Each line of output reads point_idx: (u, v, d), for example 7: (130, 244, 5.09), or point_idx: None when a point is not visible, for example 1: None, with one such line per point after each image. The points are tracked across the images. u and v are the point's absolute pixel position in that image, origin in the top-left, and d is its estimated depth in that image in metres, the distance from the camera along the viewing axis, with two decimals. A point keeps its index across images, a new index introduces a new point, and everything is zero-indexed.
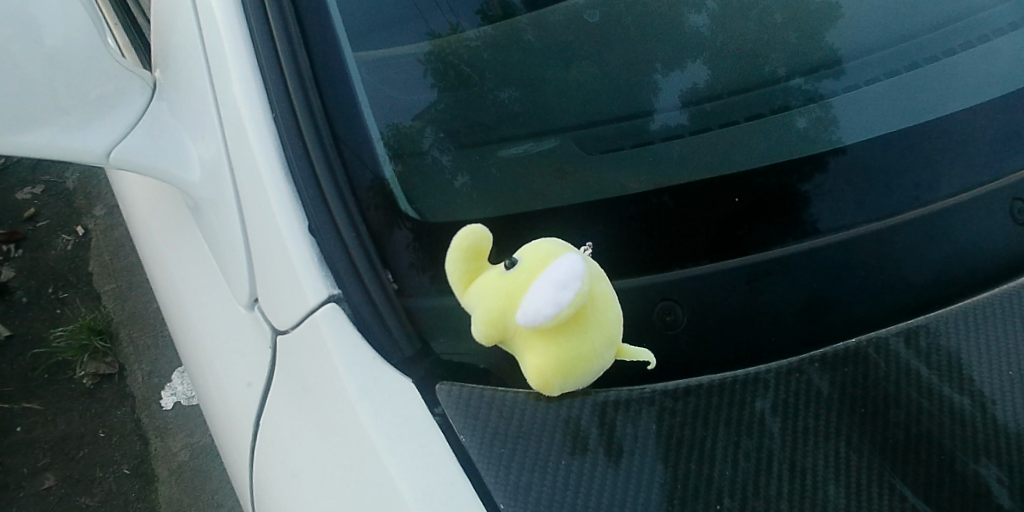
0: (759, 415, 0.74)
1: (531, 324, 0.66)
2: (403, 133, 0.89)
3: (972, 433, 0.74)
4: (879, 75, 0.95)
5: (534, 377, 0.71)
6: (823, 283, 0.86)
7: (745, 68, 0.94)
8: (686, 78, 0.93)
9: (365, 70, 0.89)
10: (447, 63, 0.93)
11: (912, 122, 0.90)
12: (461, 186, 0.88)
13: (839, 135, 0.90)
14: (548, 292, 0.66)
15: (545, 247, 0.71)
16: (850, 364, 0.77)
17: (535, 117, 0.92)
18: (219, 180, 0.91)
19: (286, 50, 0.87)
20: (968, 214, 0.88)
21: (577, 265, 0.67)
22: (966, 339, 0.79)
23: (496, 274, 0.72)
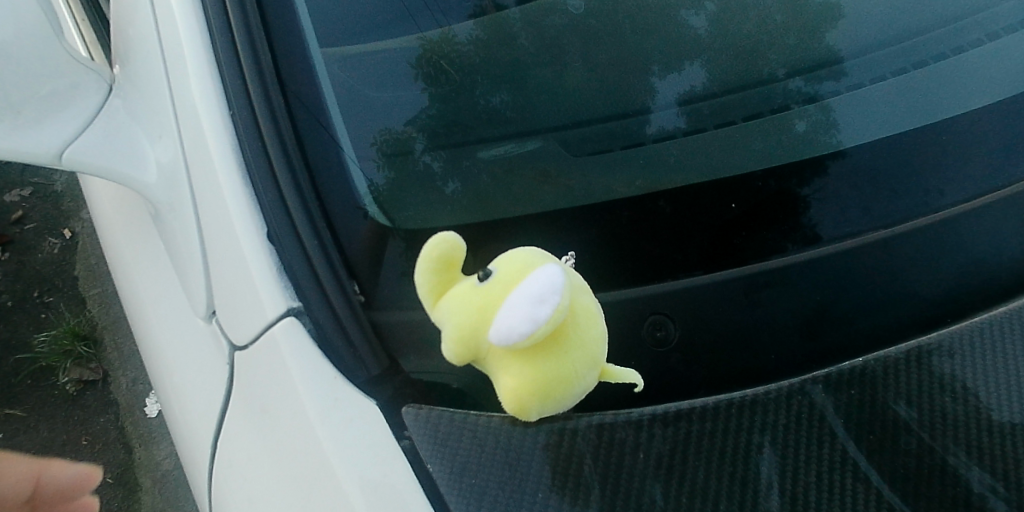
0: (757, 443, 0.67)
1: (505, 343, 0.59)
2: (398, 138, 0.82)
3: (993, 463, 0.67)
4: (888, 72, 0.87)
5: (509, 401, 0.64)
6: (825, 296, 0.79)
7: (741, 67, 0.87)
8: (682, 81, 0.85)
9: (339, 67, 0.84)
10: (438, 66, 0.84)
11: (918, 124, 0.83)
12: (454, 192, 0.81)
13: (838, 139, 0.83)
14: (525, 307, 0.59)
15: (523, 257, 0.64)
16: (857, 387, 0.70)
17: (523, 116, 0.84)
18: (178, 182, 0.84)
19: (246, 43, 0.81)
20: (982, 220, 0.82)
21: (557, 278, 0.60)
22: (985, 357, 0.72)
23: (469, 286, 0.65)
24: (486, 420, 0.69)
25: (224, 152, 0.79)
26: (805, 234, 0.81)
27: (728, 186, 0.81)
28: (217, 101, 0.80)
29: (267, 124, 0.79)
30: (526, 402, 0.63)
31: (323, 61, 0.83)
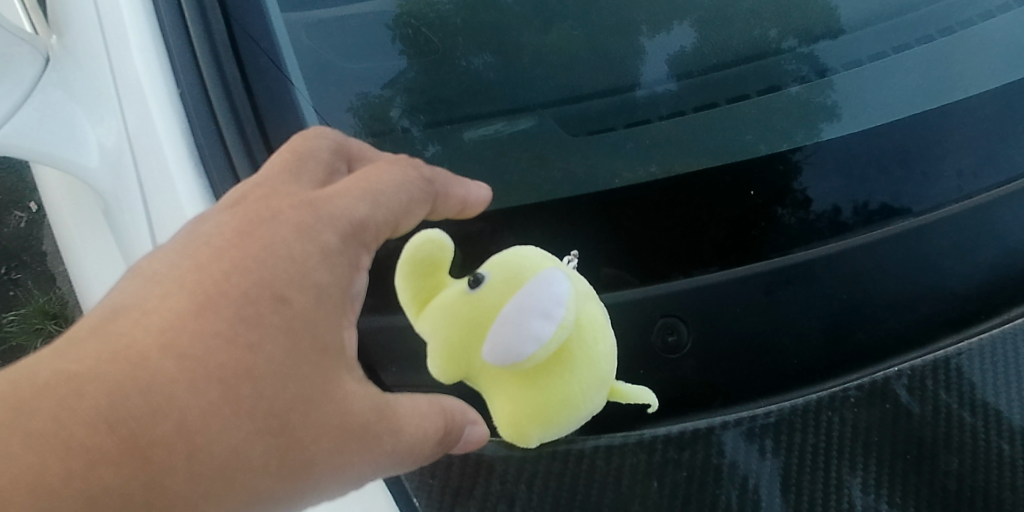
0: (786, 463, 0.67)
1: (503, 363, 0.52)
2: (375, 105, 0.72)
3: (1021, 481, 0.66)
4: (910, 40, 0.76)
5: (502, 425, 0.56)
6: (852, 297, 0.72)
7: (745, 30, 0.74)
8: (677, 45, 0.73)
9: (308, 34, 0.72)
10: (418, 28, 0.72)
11: (939, 101, 0.74)
12: (434, 157, 0.72)
13: (833, 98, 0.73)
14: (526, 323, 0.51)
15: (519, 260, 0.56)
16: (889, 402, 0.69)
17: (512, 89, 0.72)
18: (125, 174, 0.76)
19: (195, 18, 0.73)
20: (1017, 208, 0.75)
21: (561, 288, 0.52)
22: (1012, 370, 0.71)
23: (456, 293, 0.56)
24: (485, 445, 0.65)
25: (175, 144, 0.71)
26: (795, 199, 0.72)
27: (746, 171, 0.71)
28: (166, 86, 0.72)
29: (223, 114, 0.71)
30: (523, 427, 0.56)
31: (288, 32, 0.72)
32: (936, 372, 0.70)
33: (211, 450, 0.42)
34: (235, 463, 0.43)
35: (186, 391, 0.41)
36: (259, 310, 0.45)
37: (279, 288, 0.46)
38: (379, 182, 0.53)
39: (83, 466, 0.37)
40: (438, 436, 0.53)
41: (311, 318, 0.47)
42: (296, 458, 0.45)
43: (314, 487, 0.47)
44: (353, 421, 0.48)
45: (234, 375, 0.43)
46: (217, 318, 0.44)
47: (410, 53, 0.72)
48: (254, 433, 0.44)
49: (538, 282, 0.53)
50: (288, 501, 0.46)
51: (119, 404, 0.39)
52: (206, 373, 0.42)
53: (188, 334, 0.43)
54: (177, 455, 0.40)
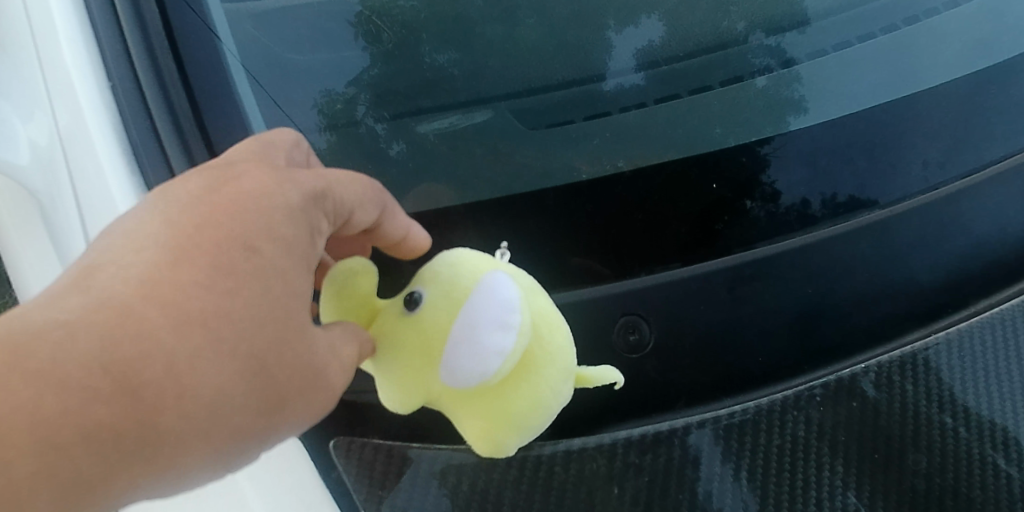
0: (751, 466, 0.65)
1: (470, 383, 0.48)
2: (340, 101, 0.69)
3: (991, 479, 0.65)
4: (875, 30, 0.74)
5: (485, 447, 0.53)
6: (817, 291, 0.70)
7: (706, 21, 0.72)
8: (639, 36, 0.70)
9: (254, 26, 0.69)
10: (380, 21, 0.69)
11: (904, 91, 0.73)
12: (399, 155, 0.69)
13: (800, 93, 0.71)
14: (482, 338, 0.47)
15: (451, 266, 0.51)
16: (856, 400, 0.67)
17: (470, 81, 0.70)
18: (57, 171, 0.71)
19: (128, 7, 0.69)
20: (982, 199, 0.74)
21: (508, 291, 0.48)
22: (987, 364, 0.69)
23: (398, 316, 0.51)
24: (438, 451, 0.62)
25: (105, 134, 0.66)
26: (763, 194, 0.70)
27: (711, 164, 0.69)
28: (92, 72, 0.67)
29: (158, 104, 0.67)
30: (506, 443, 0.52)
31: (230, 22, 0.69)
32: (904, 369, 0.68)
33: (194, 390, 0.40)
34: (216, 400, 0.41)
35: (172, 335, 0.40)
36: (231, 261, 0.43)
37: (246, 234, 0.44)
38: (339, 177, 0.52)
39: (77, 404, 0.37)
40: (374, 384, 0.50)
41: (282, 271, 0.45)
42: (273, 396, 0.44)
43: (285, 426, 0.45)
44: (322, 363, 0.46)
45: (209, 317, 0.41)
46: (193, 268, 0.42)
47: (367, 45, 0.69)
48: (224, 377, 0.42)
49: (483, 290, 0.49)
50: (260, 442, 0.44)
51: (112, 347, 0.38)
52: (174, 317, 0.41)
53: (167, 284, 0.41)
54: (165, 395, 0.39)
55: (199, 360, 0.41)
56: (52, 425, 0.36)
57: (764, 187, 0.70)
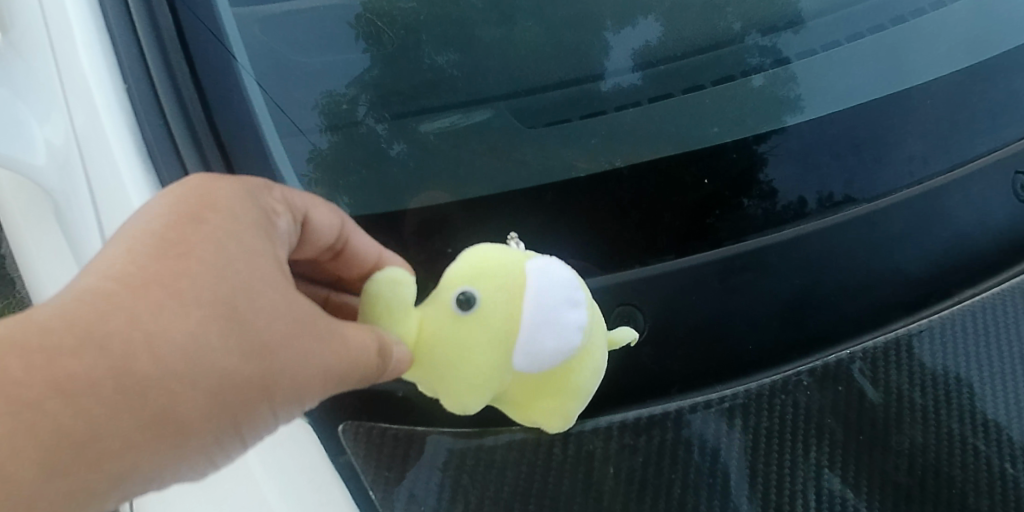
0: (740, 446, 0.67)
1: (556, 361, 0.52)
2: (340, 101, 0.72)
3: (974, 460, 0.68)
4: (863, 29, 0.78)
5: (549, 417, 0.57)
6: (807, 282, 0.72)
7: (703, 25, 0.76)
8: (637, 36, 0.74)
9: (263, 29, 0.73)
10: (382, 25, 0.73)
11: (892, 87, 0.76)
12: (399, 155, 0.71)
13: (796, 92, 0.75)
14: (564, 318, 0.51)
15: (488, 255, 0.52)
16: (842, 383, 0.70)
17: (469, 83, 0.73)
18: (74, 169, 0.74)
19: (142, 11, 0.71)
20: (967, 194, 0.76)
21: (562, 268, 0.52)
22: (971, 348, 0.73)
23: (452, 321, 0.50)
24: (442, 435, 0.65)
25: (119, 131, 0.69)
26: (761, 192, 0.73)
27: (707, 161, 0.73)
28: (109, 76, 0.70)
29: (170, 102, 0.69)
30: (571, 408, 0.57)
31: (238, 25, 0.72)
32: (886, 355, 0.72)
33: (169, 336, 0.38)
34: (195, 345, 0.39)
35: (131, 295, 0.38)
36: (181, 232, 0.42)
37: (194, 211, 0.44)
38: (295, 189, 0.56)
39: (41, 361, 0.35)
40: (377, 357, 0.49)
41: (235, 234, 0.44)
42: (260, 346, 0.42)
43: (285, 378, 0.43)
44: (301, 314, 0.45)
45: (175, 277, 0.40)
46: (143, 244, 0.41)
47: (369, 48, 0.72)
48: (256, 380, 0.41)
49: (542, 274, 0.51)
50: (262, 396, 0.42)
51: (68, 315, 0.37)
52: (198, 314, 0.40)
53: (120, 262, 0.40)
54: (136, 348, 0.37)
55: (210, 342, 0.39)
56: (20, 384, 0.34)
57: (763, 185, 0.73)
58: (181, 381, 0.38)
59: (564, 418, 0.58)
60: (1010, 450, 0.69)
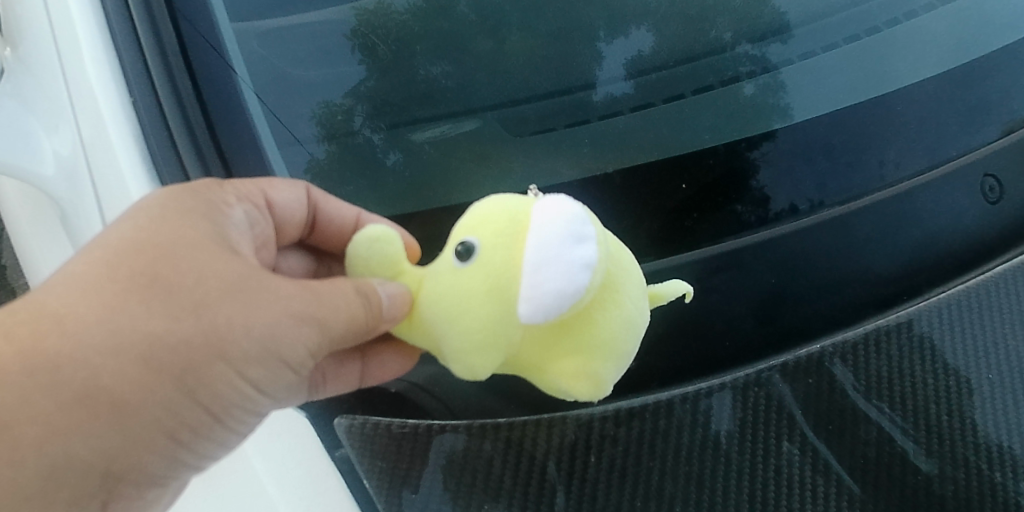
0: (716, 435, 0.70)
1: (567, 306, 0.48)
2: (337, 111, 0.76)
3: (950, 443, 0.71)
4: (838, 39, 0.84)
5: (578, 384, 0.54)
6: (782, 279, 0.78)
7: (693, 33, 0.81)
8: (629, 46, 0.79)
9: (259, 44, 0.77)
10: (376, 35, 0.77)
11: (869, 93, 0.83)
12: (394, 165, 0.76)
13: (787, 100, 0.81)
14: (569, 256, 0.48)
15: (499, 206, 0.54)
16: (813, 376, 0.73)
17: (459, 95, 0.77)
18: (81, 178, 0.78)
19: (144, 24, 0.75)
20: (935, 196, 0.82)
21: (571, 206, 0.50)
22: (954, 337, 0.75)
23: (457, 270, 0.53)
24: (431, 425, 0.69)
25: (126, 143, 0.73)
26: (754, 197, 0.79)
27: (697, 166, 0.78)
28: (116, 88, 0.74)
29: (173, 113, 0.73)
30: (601, 372, 0.54)
31: (238, 39, 0.76)
32: (856, 348, 0.75)
33: (96, 325, 0.50)
34: (120, 326, 0.50)
35: (69, 298, 0.50)
36: (135, 230, 0.54)
37: (151, 208, 0.55)
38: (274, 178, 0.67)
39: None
40: (361, 298, 0.57)
41: (182, 225, 0.55)
42: (190, 312, 0.52)
43: (223, 337, 0.53)
44: (237, 278, 0.55)
45: (114, 272, 0.52)
46: (101, 248, 0.53)
47: (364, 58, 0.77)
48: (197, 341, 0.52)
49: (544, 213, 0.50)
50: (192, 365, 0.52)
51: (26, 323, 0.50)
52: (130, 295, 0.51)
53: (75, 270, 0.52)
54: (68, 339, 0.49)
55: (139, 316, 0.51)
56: None
57: (755, 191, 0.79)
58: (101, 354, 0.49)
59: (597, 387, 0.54)
60: (978, 439, 0.71)
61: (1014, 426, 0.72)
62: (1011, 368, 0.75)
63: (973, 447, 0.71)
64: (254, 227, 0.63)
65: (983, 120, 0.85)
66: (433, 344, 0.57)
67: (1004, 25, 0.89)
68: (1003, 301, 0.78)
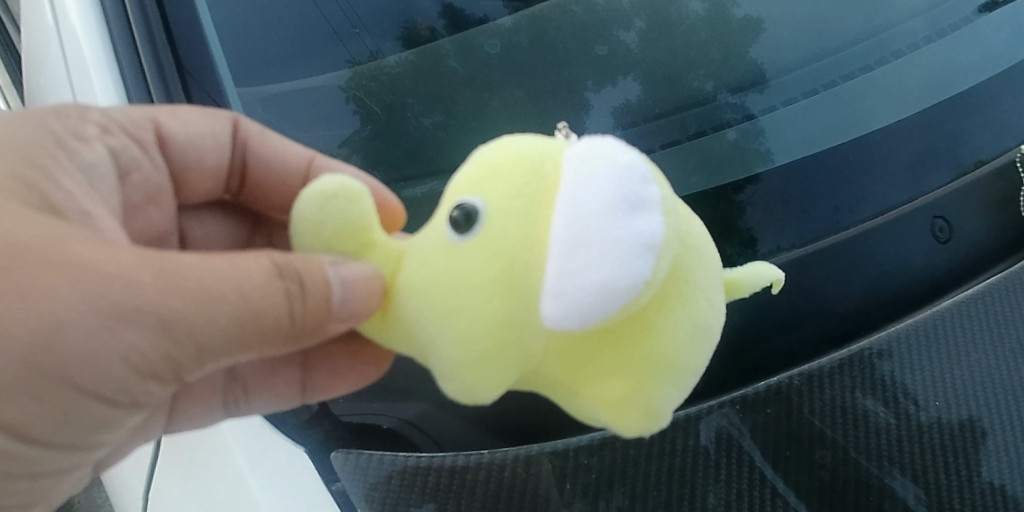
0: (688, 462, 0.78)
1: (618, 303, 0.44)
2: (332, 158, 0.98)
3: (902, 459, 0.78)
4: (797, 94, 0.98)
5: (619, 413, 0.50)
6: (743, 318, 0.87)
7: (677, 88, 0.99)
8: (618, 92, 0.99)
9: (262, 107, 1.00)
10: (367, 89, 1.00)
11: (841, 139, 0.94)
12: None
13: (766, 145, 0.94)
14: (623, 235, 0.43)
15: (517, 167, 0.50)
16: (772, 406, 0.81)
17: (438, 152, 0.97)
18: None
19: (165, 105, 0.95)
20: (892, 238, 0.89)
21: (627, 164, 0.45)
22: (909, 366, 0.83)
23: (463, 245, 0.49)
24: (419, 459, 0.79)
25: None
26: (743, 237, 0.91)
27: (700, 207, 0.91)
28: None
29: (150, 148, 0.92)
30: (651, 398, 0.49)
31: (242, 102, 0.99)
32: (809, 382, 0.82)
33: None
34: None
35: None
36: None
37: None
38: (186, 111, 0.84)
39: None
40: (285, 284, 0.60)
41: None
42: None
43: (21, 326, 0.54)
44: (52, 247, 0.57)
45: None
46: None
47: (358, 111, 0.99)
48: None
49: (586, 172, 0.46)
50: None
51: None
52: None
53: None
54: None
55: None
56: None
57: (743, 232, 0.91)
58: None
59: (645, 416, 0.50)
60: (952, 469, 0.78)
61: (985, 457, 0.79)
62: (961, 395, 0.82)
63: (965, 483, 0.77)
64: (125, 155, 0.78)
65: (936, 165, 0.93)
66: (409, 341, 0.56)
67: (951, 73, 0.98)
68: (953, 335, 0.85)
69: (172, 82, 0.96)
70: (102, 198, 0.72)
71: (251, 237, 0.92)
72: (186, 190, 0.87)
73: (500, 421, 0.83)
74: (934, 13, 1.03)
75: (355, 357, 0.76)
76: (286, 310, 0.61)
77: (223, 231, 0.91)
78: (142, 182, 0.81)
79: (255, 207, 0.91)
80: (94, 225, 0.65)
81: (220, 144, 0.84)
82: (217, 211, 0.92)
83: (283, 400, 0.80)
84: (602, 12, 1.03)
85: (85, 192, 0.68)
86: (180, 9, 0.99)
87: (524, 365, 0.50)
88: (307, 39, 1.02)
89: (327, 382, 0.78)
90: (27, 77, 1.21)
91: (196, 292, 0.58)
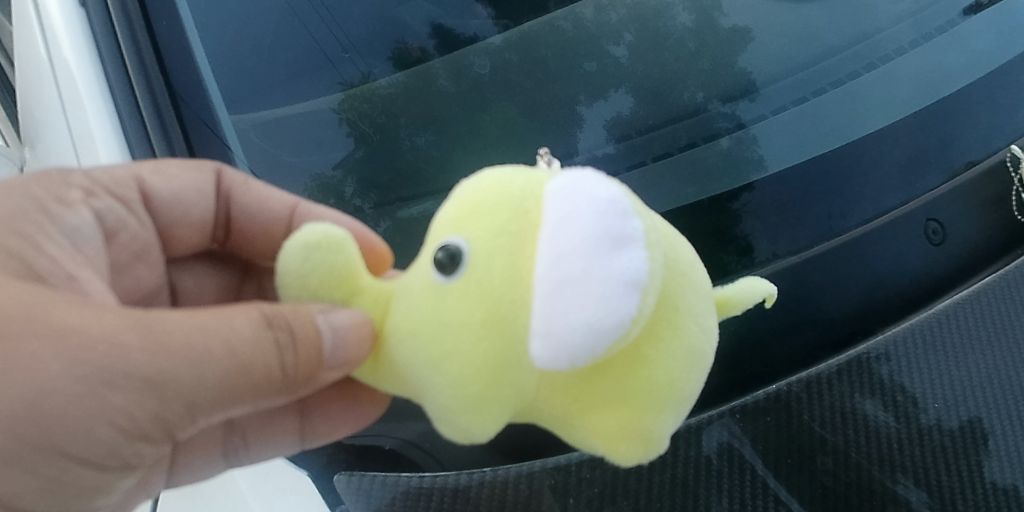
0: (692, 473, 0.79)
1: (605, 342, 0.44)
2: (326, 182, 1.00)
3: (902, 459, 0.79)
4: (786, 102, 0.99)
5: (616, 443, 0.50)
6: (739, 327, 0.89)
7: (669, 100, 1.00)
8: (609, 106, 1.00)
9: (257, 133, 1.01)
10: (361, 113, 1.01)
11: (834, 145, 0.95)
12: (384, 230, 0.97)
13: (760, 153, 0.95)
14: (606, 274, 0.44)
15: (500, 203, 0.51)
16: (771, 414, 0.82)
17: (432, 174, 0.98)
18: None
19: (157, 132, 0.97)
20: (887, 244, 0.89)
21: (609, 201, 0.46)
22: (909, 368, 0.83)
23: (449, 287, 0.50)
24: (422, 479, 0.79)
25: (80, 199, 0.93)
26: (738, 246, 0.92)
27: (691, 217, 0.93)
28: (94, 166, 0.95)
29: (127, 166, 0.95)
30: (648, 427, 0.50)
31: (236, 130, 1.00)
32: (808, 388, 0.82)
33: None
34: None
35: None
36: None
37: None
38: (169, 167, 0.86)
39: None
40: (271, 333, 0.60)
41: None
42: None
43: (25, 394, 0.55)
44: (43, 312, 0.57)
45: None
46: None
47: (352, 133, 1.01)
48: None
49: (569, 211, 0.47)
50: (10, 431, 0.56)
51: None
52: None
53: None
54: None
55: None
56: None
57: (740, 240, 0.92)
58: None
59: (644, 445, 0.50)
60: (954, 470, 0.78)
61: (986, 458, 0.79)
62: (960, 395, 0.82)
63: (966, 484, 0.78)
64: (111, 217, 0.79)
65: (926, 169, 0.94)
66: (401, 381, 0.57)
67: (939, 77, 0.99)
68: (952, 336, 0.85)
69: (166, 117, 0.98)
70: (86, 259, 0.73)
71: (242, 285, 0.93)
72: (174, 245, 0.88)
73: (502, 439, 0.83)
74: (918, 18, 1.04)
75: (355, 398, 0.77)
76: (279, 361, 0.62)
77: (213, 280, 0.92)
78: (130, 241, 0.82)
79: (243, 254, 0.93)
80: (80, 287, 0.67)
81: (206, 196, 0.85)
82: (206, 261, 0.93)
83: (282, 448, 0.81)
84: (592, 28, 1.04)
85: (69, 255, 0.70)
86: (174, 46, 1.01)
87: (518, 402, 0.51)
88: (298, 65, 1.04)
89: (327, 426, 0.79)
90: (21, 114, 1.22)
91: (184, 350, 0.58)
